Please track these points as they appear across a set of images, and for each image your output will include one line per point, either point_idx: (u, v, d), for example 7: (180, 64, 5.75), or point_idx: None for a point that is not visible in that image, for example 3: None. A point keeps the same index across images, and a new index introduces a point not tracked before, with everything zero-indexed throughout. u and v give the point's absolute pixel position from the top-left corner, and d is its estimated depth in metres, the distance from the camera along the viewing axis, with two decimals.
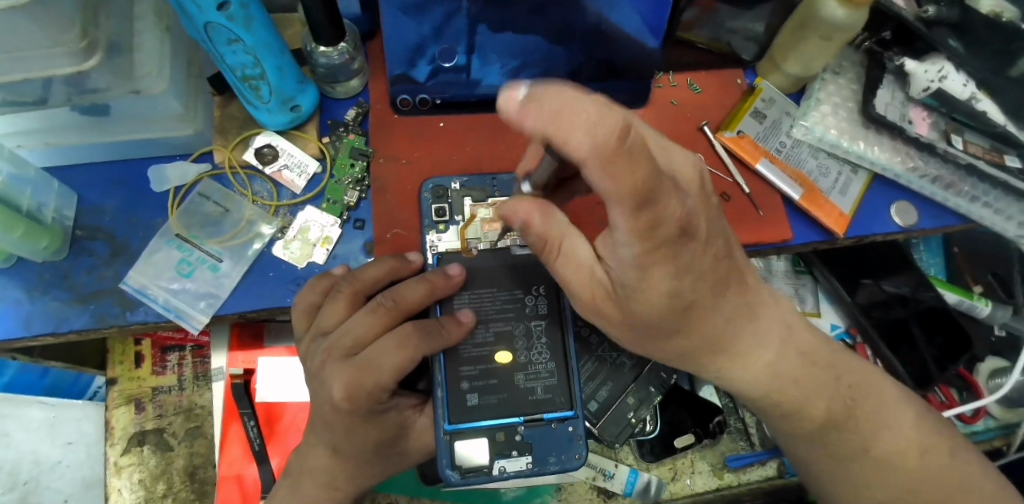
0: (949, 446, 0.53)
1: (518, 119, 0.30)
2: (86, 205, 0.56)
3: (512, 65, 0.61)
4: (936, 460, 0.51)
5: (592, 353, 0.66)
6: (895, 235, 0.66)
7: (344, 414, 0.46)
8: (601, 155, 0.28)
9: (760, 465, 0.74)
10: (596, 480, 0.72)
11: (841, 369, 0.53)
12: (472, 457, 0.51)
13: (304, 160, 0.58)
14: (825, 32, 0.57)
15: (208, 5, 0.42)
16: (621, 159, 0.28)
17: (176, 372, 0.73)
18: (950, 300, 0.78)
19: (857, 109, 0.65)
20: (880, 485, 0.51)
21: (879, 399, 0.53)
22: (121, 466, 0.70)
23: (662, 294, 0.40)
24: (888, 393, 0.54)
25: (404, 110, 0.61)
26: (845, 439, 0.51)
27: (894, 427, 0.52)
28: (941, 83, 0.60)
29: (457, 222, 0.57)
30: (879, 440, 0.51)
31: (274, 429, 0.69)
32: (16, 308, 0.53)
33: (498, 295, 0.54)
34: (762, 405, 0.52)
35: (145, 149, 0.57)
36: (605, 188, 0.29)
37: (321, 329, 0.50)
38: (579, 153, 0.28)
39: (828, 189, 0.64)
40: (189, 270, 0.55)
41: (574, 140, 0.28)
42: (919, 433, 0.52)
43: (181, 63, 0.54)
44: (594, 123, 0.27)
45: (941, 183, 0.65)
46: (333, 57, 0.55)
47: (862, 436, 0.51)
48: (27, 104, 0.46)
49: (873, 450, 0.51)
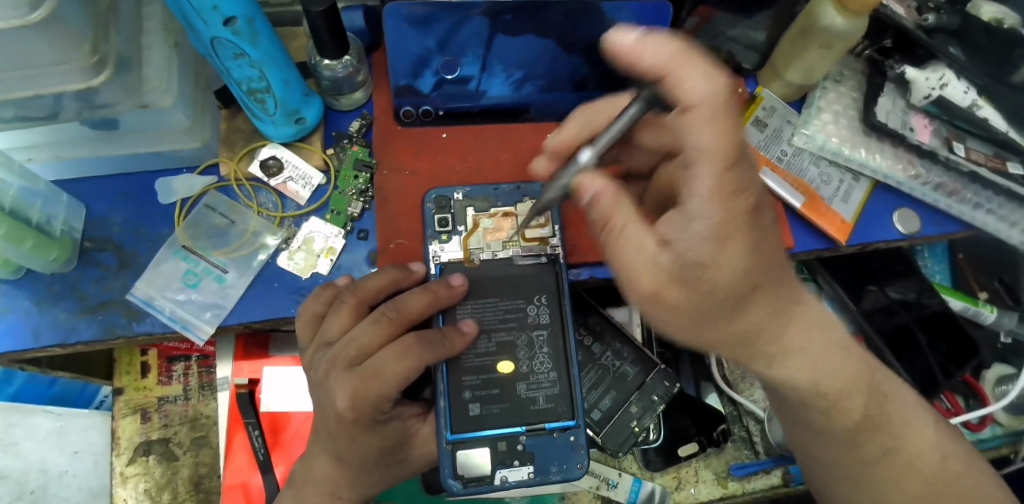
0: (965, 453, 0.52)
1: (637, 54, 0.36)
2: (94, 217, 0.57)
3: (517, 75, 0.61)
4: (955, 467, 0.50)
5: (595, 362, 0.67)
6: (898, 242, 0.65)
7: (348, 424, 0.47)
8: (713, 103, 0.34)
9: (765, 474, 0.74)
10: (599, 489, 0.72)
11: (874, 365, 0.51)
12: (474, 467, 0.52)
13: (309, 173, 0.59)
14: (825, 40, 0.57)
15: (216, 20, 0.43)
16: (723, 114, 0.34)
17: (181, 381, 0.73)
18: (955, 307, 0.78)
19: (858, 116, 0.65)
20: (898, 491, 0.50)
21: (899, 404, 0.52)
22: (127, 476, 0.70)
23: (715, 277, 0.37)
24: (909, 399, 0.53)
25: (408, 122, 0.61)
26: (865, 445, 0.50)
27: (917, 428, 0.51)
28: (942, 90, 0.60)
29: (460, 232, 0.56)
30: (905, 443, 0.51)
31: (279, 438, 0.69)
32: (25, 318, 0.53)
33: (500, 304, 0.54)
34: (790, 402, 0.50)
35: (153, 161, 0.57)
36: (702, 140, 0.34)
37: (326, 339, 0.50)
38: (691, 96, 0.35)
39: (830, 197, 0.64)
40: (195, 281, 0.56)
41: (689, 83, 0.35)
42: (936, 442, 0.51)
43: (189, 79, 0.55)
44: (708, 73, 0.35)
45: (944, 191, 0.64)
46: (337, 70, 0.56)
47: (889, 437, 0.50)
48: (38, 119, 0.47)
49: (892, 456, 0.50)
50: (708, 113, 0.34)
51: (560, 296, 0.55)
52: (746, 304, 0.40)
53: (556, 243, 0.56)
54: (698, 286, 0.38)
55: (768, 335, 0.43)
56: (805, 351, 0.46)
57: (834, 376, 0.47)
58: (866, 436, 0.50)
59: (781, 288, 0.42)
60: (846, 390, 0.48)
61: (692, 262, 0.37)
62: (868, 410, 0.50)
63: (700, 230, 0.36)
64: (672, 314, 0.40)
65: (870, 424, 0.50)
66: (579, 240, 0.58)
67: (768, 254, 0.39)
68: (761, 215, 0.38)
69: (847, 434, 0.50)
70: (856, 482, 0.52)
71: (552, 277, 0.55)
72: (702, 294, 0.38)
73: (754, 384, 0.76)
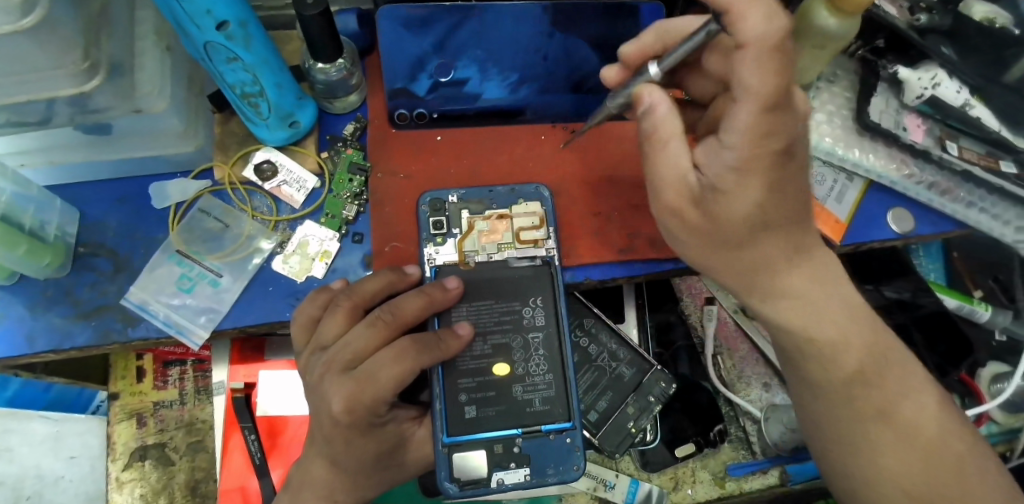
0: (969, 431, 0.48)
1: None
2: (88, 222, 0.57)
3: (513, 77, 0.61)
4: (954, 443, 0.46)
5: (592, 364, 0.67)
6: (893, 241, 0.66)
7: (343, 428, 0.46)
8: (764, 45, 0.35)
9: (761, 473, 0.74)
10: (596, 491, 0.72)
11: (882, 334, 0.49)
12: (470, 470, 0.52)
13: (303, 176, 0.59)
14: (817, 40, 0.58)
15: (208, 25, 0.43)
16: (774, 58, 0.35)
17: (177, 386, 0.73)
18: (950, 305, 0.78)
19: (852, 116, 0.65)
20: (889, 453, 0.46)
21: (901, 368, 0.48)
22: (123, 481, 0.70)
23: (747, 206, 0.41)
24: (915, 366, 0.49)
25: (402, 125, 0.61)
26: (859, 400, 0.47)
27: (917, 395, 0.47)
28: (934, 90, 0.60)
29: (454, 234, 0.57)
30: (901, 404, 0.47)
31: (275, 441, 0.69)
32: (18, 325, 0.53)
33: (496, 307, 0.54)
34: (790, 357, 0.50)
35: (146, 166, 0.57)
36: (749, 81, 0.36)
37: (321, 343, 0.50)
38: (745, 37, 0.35)
39: (824, 197, 0.65)
40: (190, 286, 0.55)
41: (749, 22, 0.35)
42: (936, 415, 0.47)
43: (182, 83, 0.55)
44: (768, 16, 0.35)
45: (937, 190, 0.65)
46: (331, 73, 0.56)
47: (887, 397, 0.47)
48: (30, 124, 0.47)
49: (887, 418, 0.46)
50: (757, 55, 0.35)
51: (555, 298, 0.55)
52: (756, 240, 0.44)
53: (550, 246, 0.57)
54: (715, 211, 0.42)
55: (769, 270, 0.46)
56: (800, 294, 0.47)
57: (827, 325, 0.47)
58: (858, 389, 0.47)
59: (795, 233, 0.45)
60: (839, 338, 0.47)
61: (712, 187, 0.41)
62: (863, 363, 0.47)
63: (728, 159, 0.39)
64: (691, 242, 0.45)
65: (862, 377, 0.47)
66: (573, 241, 0.58)
67: (784, 201, 0.42)
68: (793, 158, 0.40)
69: (837, 384, 0.48)
70: (845, 440, 0.47)
71: (547, 278, 0.56)
72: (718, 219, 0.42)
73: (751, 384, 0.76)
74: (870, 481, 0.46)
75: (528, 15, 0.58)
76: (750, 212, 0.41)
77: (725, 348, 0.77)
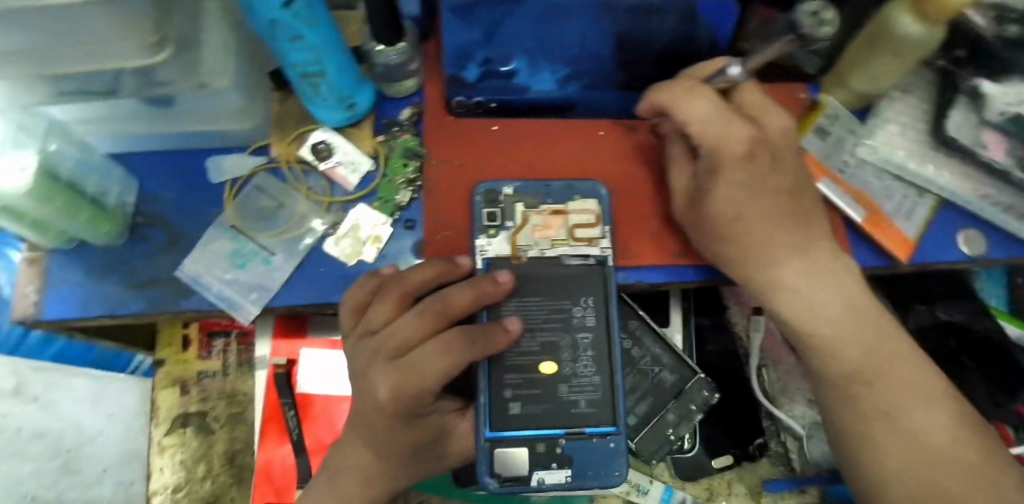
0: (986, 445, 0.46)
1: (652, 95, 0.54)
2: (146, 192, 0.57)
3: (563, 72, 0.60)
4: (961, 451, 0.45)
5: (633, 367, 0.66)
6: (963, 264, 0.62)
7: (388, 416, 0.47)
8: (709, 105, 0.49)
9: (798, 492, 0.72)
10: (629, 495, 0.71)
11: (906, 356, 0.49)
12: (511, 467, 0.51)
13: (358, 159, 0.58)
14: (895, 49, 0.55)
15: (274, 1, 0.42)
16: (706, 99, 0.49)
17: (220, 357, 0.74)
18: (1012, 333, 0.75)
19: (927, 130, 0.62)
20: (896, 455, 0.46)
21: (917, 381, 0.48)
22: (165, 446, 0.72)
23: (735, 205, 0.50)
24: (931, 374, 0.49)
25: (460, 113, 0.61)
26: (863, 401, 0.48)
27: (969, 422, 0.48)
28: (1019, 106, 0.59)
29: (508, 227, 0.56)
30: (908, 409, 0.47)
31: (308, 413, 0.70)
32: (76, 289, 0.54)
33: (546, 304, 0.53)
34: (829, 376, 0.50)
35: (205, 140, 0.58)
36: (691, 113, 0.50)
37: (369, 328, 0.50)
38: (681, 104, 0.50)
39: (893, 213, 0.61)
40: (243, 262, 0.56)
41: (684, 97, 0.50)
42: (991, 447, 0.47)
43: (245, 61, 0.55)
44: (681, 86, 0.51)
45: (1014, 212, 0.61)
46: (391, 57, 0.55)
47: (891, 398, 0.48)
48: (99, 94, 0.48)
49: (894, 421, 0.47)
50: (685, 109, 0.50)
51: (606, 300, 0.54)
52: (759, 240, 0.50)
53: (604, 246, 0.55)
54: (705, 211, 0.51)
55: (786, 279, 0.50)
56: (829, 308, 0.50)
57: (854, 336, 0.49)
58: (883, 401, 0.48)
59: (801, 229, 0.51)
60: (836, 337, 0.49)
61: (711, 189, 0.50)
62: (862, 363, 0.49)
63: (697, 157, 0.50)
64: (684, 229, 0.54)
65: (864, 373, 0.49)
66: (628, 242, 0.57)
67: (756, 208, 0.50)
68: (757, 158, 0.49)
69: (836, 384, 0.49)
70: (864, 444, 0.47)
71: (599, 278, 0.54)
72: (703, 216, 0.51)
73: (795, 399, 0.73)
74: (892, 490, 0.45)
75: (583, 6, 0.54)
76: (727, 204, 0.50)
77: (771, 360, 0.75)
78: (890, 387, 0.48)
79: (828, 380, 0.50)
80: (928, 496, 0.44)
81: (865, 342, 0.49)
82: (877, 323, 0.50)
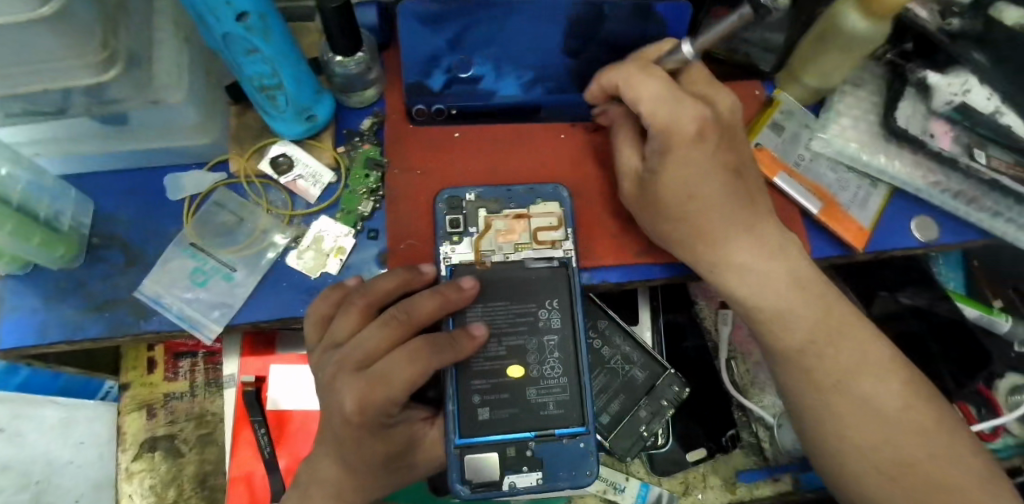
0: (940, 411, 0.49)
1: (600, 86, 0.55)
2: (102, 213, 0.56)
3: (528, 76, 0.61)
4: (917, 418, 0.48)
5: (604, 366, 0.66)
6: (915, 250, 0.64)
7: (354, 428, 0.46)
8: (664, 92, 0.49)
9: (771, 481, 0.74)
10: (606, 493, 0.72)
11: (861, 337, 0.51)
12: (482, 473, 0.51)
13: (320, 171, 0.58)
14: (844, 45, 0.56)
15: (227, 15, 0.42)
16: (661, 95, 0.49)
17: (187, 378, 0.73)
18: (971, 315, 0.77)
19: (878, 122, 0.64)
20: (860, 430, 0.48)
21: (864, 351, 0.50)
22: (133, 472, 0.70)
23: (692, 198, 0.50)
24: (878, 344, 0.51)
25: (420, 120, 0.60)
26: (817, 372, 0.50)
27: (928, 402, 0.49)
28: (964, 97, 0.60)
29: (472, 233, 0.56)
30: (860, 381, 0.49)
31: (283, 430, 0.69)
32: (32, 315, 0.53)
33: (511, 308, 0.54)
34: (788, 358, 0.51)
35: (159, 157, 0.57)
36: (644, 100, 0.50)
37: (333, 341, 0.50)
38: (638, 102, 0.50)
39: (848, 203, 0.62)
40: (204, 279, 0.55)
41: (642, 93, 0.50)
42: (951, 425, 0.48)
43: (199, 76, 0.54)
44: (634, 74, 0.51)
45: (963, 199, 0.63)
46: (350, 67, 0.55)
47: (842, 372, 0.49)
48: (47, 114, 0.47)
49: (846, 394, 0.49)
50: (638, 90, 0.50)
51: (571, 300, 0.55)
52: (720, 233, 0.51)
53: (569, 248, 0.56)
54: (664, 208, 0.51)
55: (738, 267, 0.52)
56: (784, 296, 0.51)
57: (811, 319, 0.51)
58: (846, 380, 0.49)
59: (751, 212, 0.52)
60: (791, 317, 0.51)
61: (672, 184, 0.50)
62: (814, 334, 0.51)
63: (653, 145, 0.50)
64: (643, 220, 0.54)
65: (816, 348, 0.50)
66: (592, 242, 0.58)
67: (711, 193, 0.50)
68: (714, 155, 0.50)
69: (794, 367, 0.51)
70: (827, 427, 0.49)
71: (563, 280, 0.55)
72: (661, 213, 0.52)
73: (764, 390, 0.75)
74: (855, 462, 0.47)
75: (549, 13, 0.56)
76: (679, 186, 0.50)
77: (739, 352, 0.76)
78: (842, 363, 0.50)
79: (788, 363, 0.51)
80: (892, 469, 0.46)
81: (813, 313, 0.51)
82: (836, 309, 0.52)
